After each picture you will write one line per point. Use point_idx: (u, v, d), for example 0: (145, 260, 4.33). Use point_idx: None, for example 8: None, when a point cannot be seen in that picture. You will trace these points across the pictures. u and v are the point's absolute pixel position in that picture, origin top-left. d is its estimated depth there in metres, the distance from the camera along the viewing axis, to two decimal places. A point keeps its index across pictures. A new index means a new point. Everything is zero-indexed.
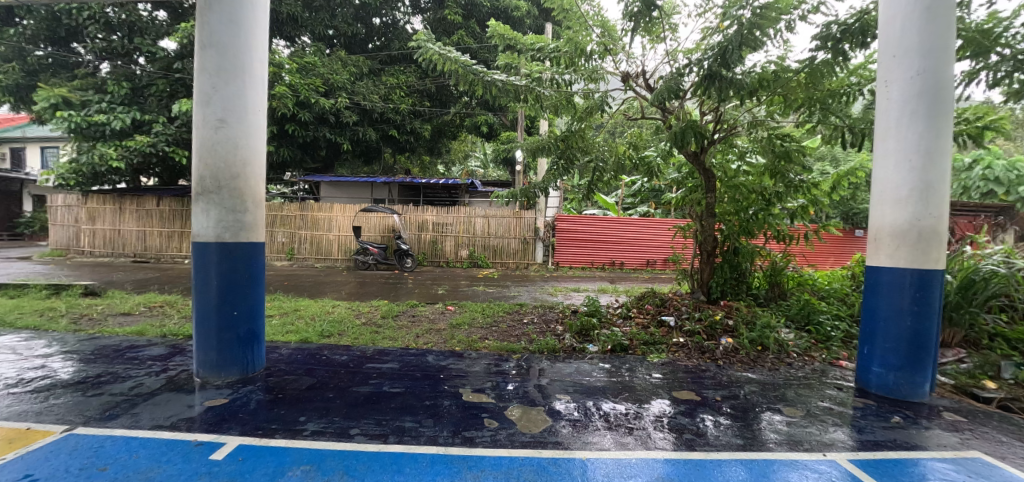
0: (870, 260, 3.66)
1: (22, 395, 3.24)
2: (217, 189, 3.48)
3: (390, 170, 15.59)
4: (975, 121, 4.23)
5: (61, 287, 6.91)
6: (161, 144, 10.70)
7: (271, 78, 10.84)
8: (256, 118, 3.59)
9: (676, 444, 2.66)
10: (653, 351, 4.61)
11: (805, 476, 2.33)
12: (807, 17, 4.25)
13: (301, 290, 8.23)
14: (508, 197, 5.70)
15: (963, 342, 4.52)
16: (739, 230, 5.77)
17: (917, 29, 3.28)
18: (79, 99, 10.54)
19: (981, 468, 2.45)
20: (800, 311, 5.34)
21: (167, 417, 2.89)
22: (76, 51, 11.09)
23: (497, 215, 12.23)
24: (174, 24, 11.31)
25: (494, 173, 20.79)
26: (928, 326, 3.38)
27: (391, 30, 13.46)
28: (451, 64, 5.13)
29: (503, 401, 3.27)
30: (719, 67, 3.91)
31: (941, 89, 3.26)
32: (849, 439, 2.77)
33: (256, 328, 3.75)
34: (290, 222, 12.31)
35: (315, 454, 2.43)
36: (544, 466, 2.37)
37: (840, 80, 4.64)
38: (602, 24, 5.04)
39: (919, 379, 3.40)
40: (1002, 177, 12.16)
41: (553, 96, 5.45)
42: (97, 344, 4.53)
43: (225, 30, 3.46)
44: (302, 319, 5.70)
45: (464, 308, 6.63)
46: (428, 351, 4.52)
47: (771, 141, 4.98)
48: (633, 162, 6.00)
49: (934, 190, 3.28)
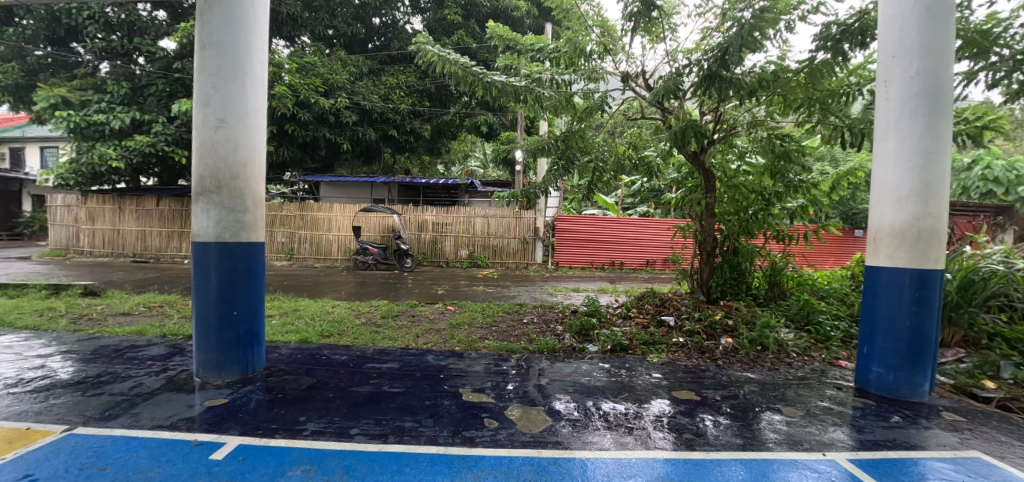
0: (870, 259, 3.66)
1: (22, 395, 3.24)
2: (217, 189, 3.48)
3: (389, 170, 15.58)
4: (974, 121, 4.24)
5: (60, 287, 6.91)
6: (161, 144, 10.70)
7: (271, 78, 10.85)
8: (256, 118, 3.59)
9: (676, 444, 2.67)
10: (653, 351, 4.61)
11: (805, 475, 2.33)
12: (807, 17, 4.25)
13: (301, 290, 8.23)
14: (508, 197, 5.70)
15: (963, 341, 4.53)
16: (738, 230, 5.78)
17: (917, 29, 3.29)
18: (78, 99, 10.53)
19: (980, 468, 2.46)
20: (800, 310, 5.34)
21: (167, 417, 2.89)
22: (76, 51, 11.09)
23: (497, 215, 12.23)
24: (174, 24, 11.31)
25: (494, 173, 20.79)
26: (927, 325, 3.39)
27: (391, 30, 13.46)
28: (451, 65, 5.13)
29: (503, 401, 3.27)
30: (719, 67, 3.91)
31: (940, 89, 3.26)
32: (848, 439, 2.77)
33: (256, 328, 3.76)
34: (290, 222, 12.30)
35: (316, 454, 2.43)
36: (544, 466, 2.37)
37: (840, 80, 4.65)
38: (601, 23, 5.05)
39: (918, 379, 3.41)
40: (1001, 177, 12.16)
41: (552, 96, 5.46)
42: (97, 344, 4.53)
43: (224, 29, 3.46)
44: (302, 319, 5.70)
45: (464, 308, 6.64)
46: (429, 351, 4.52)
47: (771, 141, 4.98)
48: (633, 162, 6.02)
49: (934, 190, 3.28)
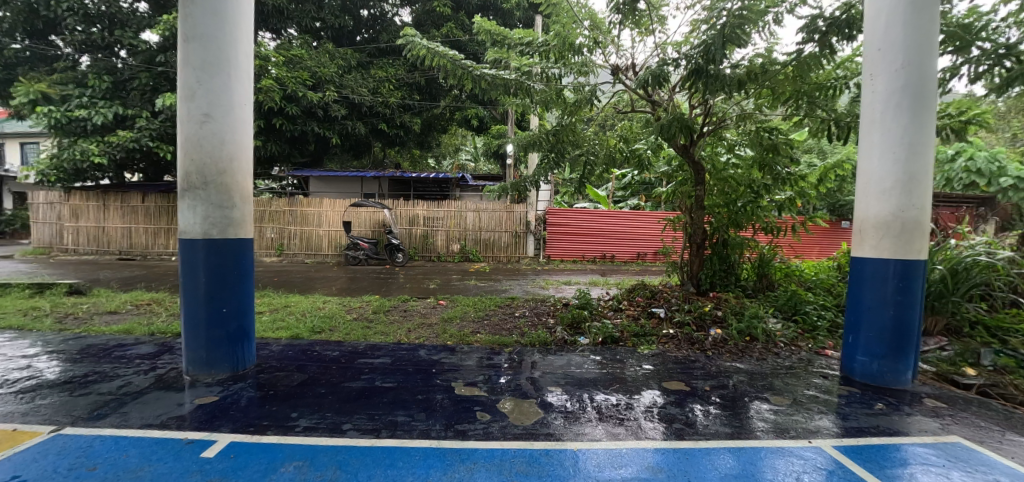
0: (855, 251, 3.71)
1: (6, 396, 3.19)
2: (203, 185, 3.42)
3: (380, 165, 15.67)
4: (959, 116, 4.29)
5: (44, 286, 6.77)
6: (144, 139, 10.43)
7: (257, 71, 10.69)
8: (243, 112, 3.54)
9: (667, 433, 2.72)
10: (643, 342, 4.66)
11: (791, 462, 2.38)
12: (795, 10, 4.24)
13: (291, 286, 8.20)
14: (499, 191, 5.60)
15: (944, 330, 4.69)
16: (727, 222, 5.89)
17: (902, 23, 3.31)
18: (58, 94, 10.28)
19: (961, 452, 2.53)
20: (788, 301, 5.41)
21: (157, 416, 2.87)
22: (55, 44, 10.82)
23: (488, 209, 12.21)
24: (156, 16, 11.06)
25: (484, 167, 20.81)
26: (911, 314, 3.45)
27: (380, 23, 13.33)
28: (440, 59, 5.02)
29: (496, 394, 3.29)
30: (705, 62, 3.93)
31: (924, 83, 3.30)
32: (834, 426, 2.84)
33: (246, 324, 3.72)
34: (279, 217, 12.19)
35: (309, 450, 2.43)
36: (536, 457, 2.40)
37: (828, 73, 4.70)
38: (590, 17, 5.04)
39: (902, 367, 3.49)
40: (983, 169, 12.35)
41: (543, 90, 5.27)
42: (83, 343, 4.46)
43: (208, 22, 3.38)
44: (293, 315, 5.66)
45: (455, 302, 6.65)
46: (421, 346, 4.52)
47: (759, 135, 5.04)
48: (624, 155, 6.14)
49: (919, 181, 3.34)
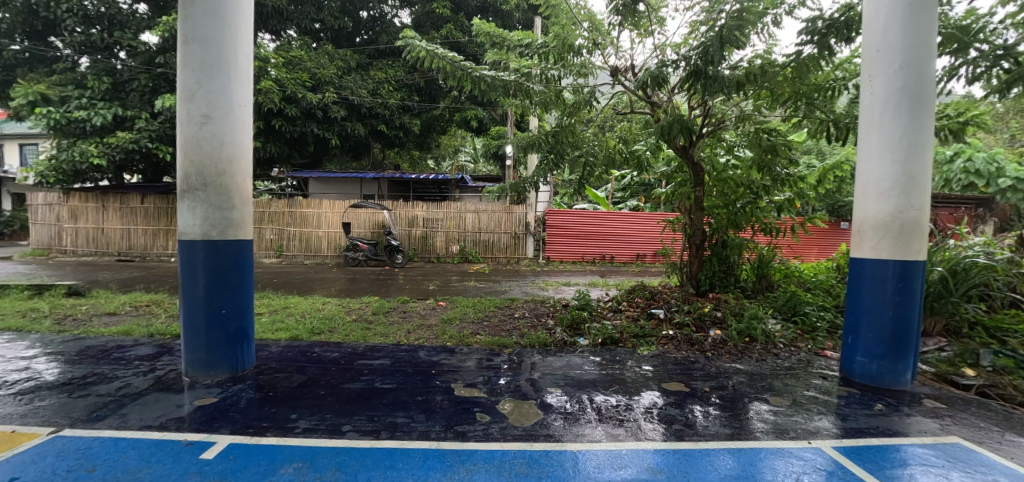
0: (854, 252, 3.72)
1: (5, 398, 3.19)
2: (203, 186, 3.42)
3: (379, 166, 15.67)
4: (956, 117, 4.31)
5: (43, 287, 6.76)
6: (144, 140, 10.43)
7: (257, 72, 10.69)
8: (242, 114, 3.54)
9: (666, 434, 2.72)
10: (642, 344, 4.66)
11: (791, 463, 2.38)
12: (793, 12, 4.25)
13: (291, 287, 8.19)
14: (498, 192, 5.60)
15: (943, 330, 4.70)
16: (727, 223, 5.89)
17: (901, 24, 3.32)
18: (57, 95, 10.27)
19: (960, 453, 2.53)
20: (787, 302, 5.41)
21: (156, 417, 2.86)
22: (54, 45, 10.81)
23: (488, 210, 12.23)
24: (156, 17, 11.07)
25: (483, 168, 20.83)
26: (910, 315, 3.46)
27: (379, 24, 13.35)
28: (439, 61, 5.02)
29: (495, 395, 3.29)
30: (704, 64, 3.96)
31: (923, 84, 3.31)
32: (834, 427, 2.84)
33: (246, 325, 3.72)
34: (278, 218, 12.18)
35: (308, 452, 2.43)
36: (536, 458, 2.40)
37: (827, 74, 4.72)
38: (589, 18, 5.04)
39: (901, 368, 3.50)
40: (981, 170, 12.40)
41: (543, 91, 5.28)
42: (82, 345, 4.45)
43: (208, 24, 3.38)
44: (292, 316, 5.65)
45: (455, 303, 6.64)
46: (420, 347, 4.52)
47: (758, 136, 5.05)
48: (623, 156, 6.16)
49: (917, 182, 3.35)
